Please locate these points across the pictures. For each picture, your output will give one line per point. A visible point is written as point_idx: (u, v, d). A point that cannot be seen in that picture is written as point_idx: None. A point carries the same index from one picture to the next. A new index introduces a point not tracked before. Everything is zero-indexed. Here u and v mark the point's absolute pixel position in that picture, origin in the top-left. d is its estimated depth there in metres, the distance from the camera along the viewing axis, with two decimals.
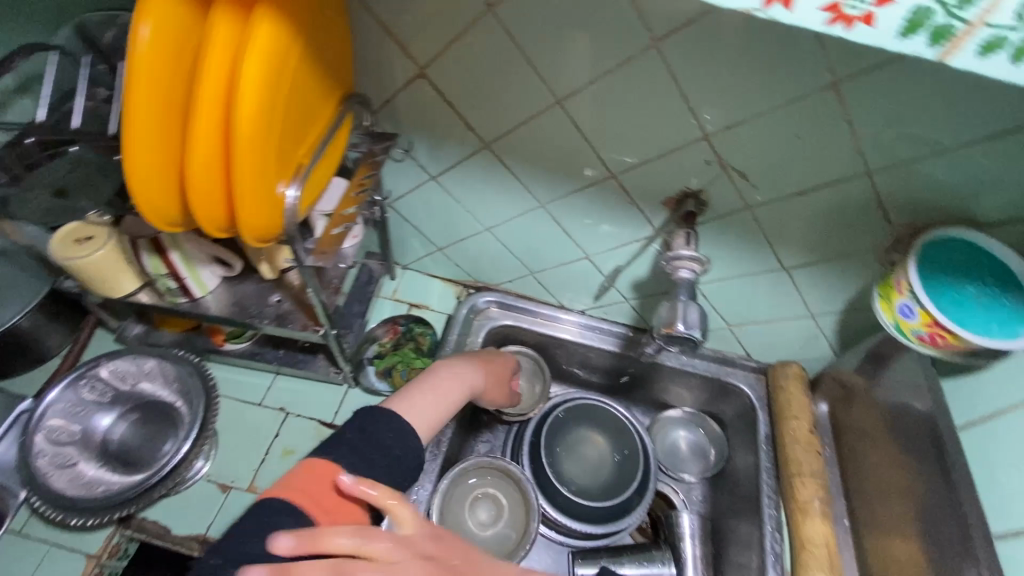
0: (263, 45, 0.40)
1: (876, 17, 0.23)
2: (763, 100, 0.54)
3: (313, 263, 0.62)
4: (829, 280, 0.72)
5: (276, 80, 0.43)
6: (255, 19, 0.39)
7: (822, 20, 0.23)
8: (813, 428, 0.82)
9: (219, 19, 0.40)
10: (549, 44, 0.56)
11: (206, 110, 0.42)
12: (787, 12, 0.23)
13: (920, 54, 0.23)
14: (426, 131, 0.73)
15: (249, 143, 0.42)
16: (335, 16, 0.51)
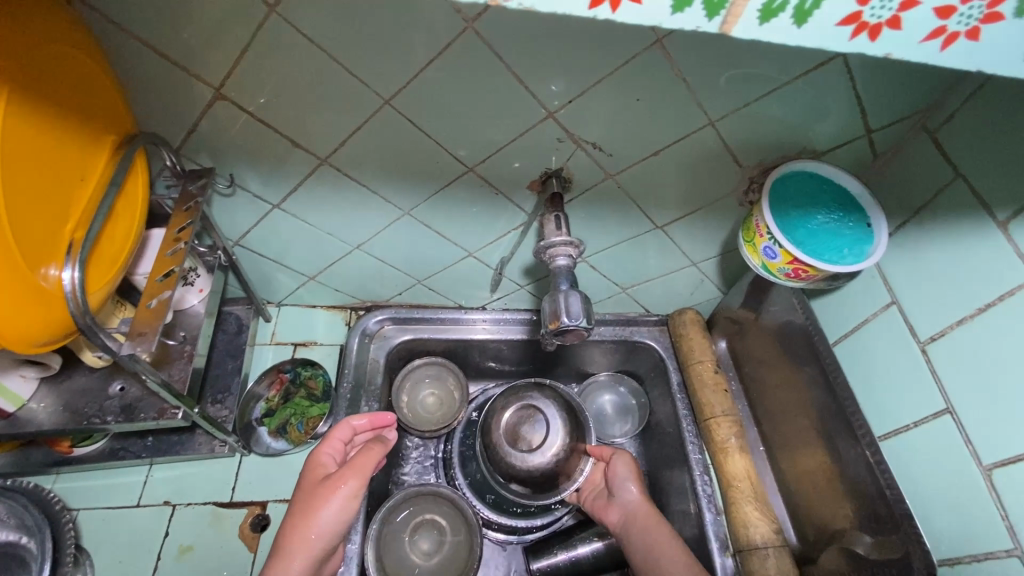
0: None
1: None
2: (596, 71, 0.52)
3: (136, 354, 0.53)
4: (698, 229, 0.73)
5: None
6: None
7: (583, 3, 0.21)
8: (716, 365, 0.85)
9: None
10: (352, 42, 0.49)
11: None
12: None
13: (701, 28, 0.22)
14: (249, 157, 0.63)
15: None
16: (59, 43, 0.40)
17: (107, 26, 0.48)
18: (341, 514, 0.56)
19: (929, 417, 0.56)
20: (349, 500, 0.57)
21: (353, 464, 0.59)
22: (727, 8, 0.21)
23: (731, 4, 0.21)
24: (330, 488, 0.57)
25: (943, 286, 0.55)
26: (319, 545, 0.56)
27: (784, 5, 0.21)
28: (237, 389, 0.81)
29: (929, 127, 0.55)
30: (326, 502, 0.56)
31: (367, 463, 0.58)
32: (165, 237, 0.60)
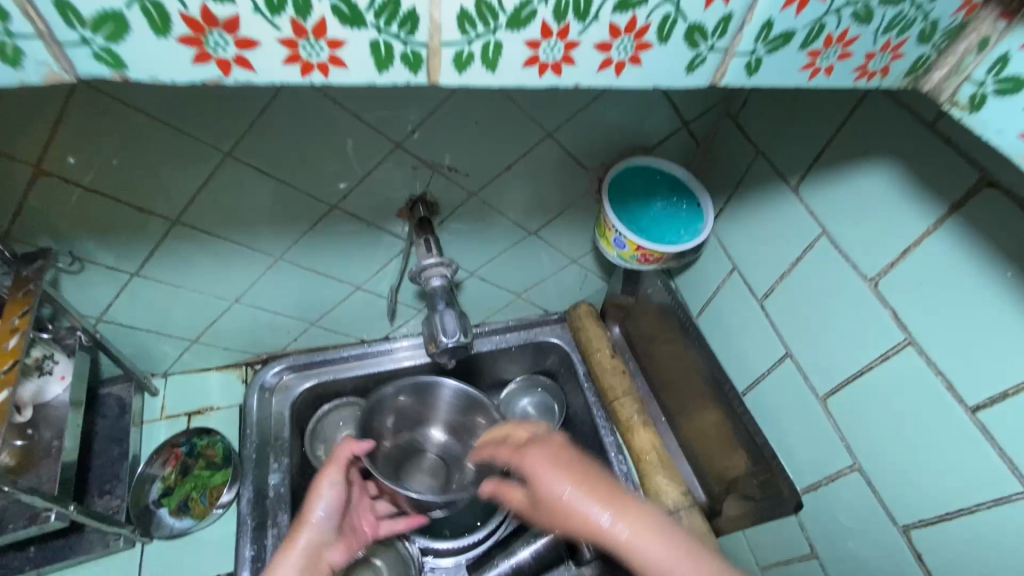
0: None
1: (343, 59, 0.25)
2: (427, 101, 0.54)
3: None
4: (569, 229, 0.78)
5: None
6: None
7: (293, 71, 0.25)
8: (614, 352, 0.90)
9: None
10: (171, 102, 0.49)
11: None
12: (251, 71, 0.25)
13: (411, 79, 0.27)
14: (89, 230, 0.60)
15: None
16: None
17: None
18: (334, 490, 0.72)
19: (776, 363, 0.63)
20: (335, 485, 0.72)
21: (336, 458, 0.74)
22: (424, 62, 0.26)
23: (425, 60, 0.26)
24: (317, 483, 0.72)
25: (765, 247, 0.62)
26: (319, 527, 0.68)
27: (469, 58, 0.26)
28: (126, 475, 0.76)
29: (733, 113, 0.63)
30: (319, 495, 0.71)
31: (346, 451, 0.74)
32: (1, 329, 0.56)
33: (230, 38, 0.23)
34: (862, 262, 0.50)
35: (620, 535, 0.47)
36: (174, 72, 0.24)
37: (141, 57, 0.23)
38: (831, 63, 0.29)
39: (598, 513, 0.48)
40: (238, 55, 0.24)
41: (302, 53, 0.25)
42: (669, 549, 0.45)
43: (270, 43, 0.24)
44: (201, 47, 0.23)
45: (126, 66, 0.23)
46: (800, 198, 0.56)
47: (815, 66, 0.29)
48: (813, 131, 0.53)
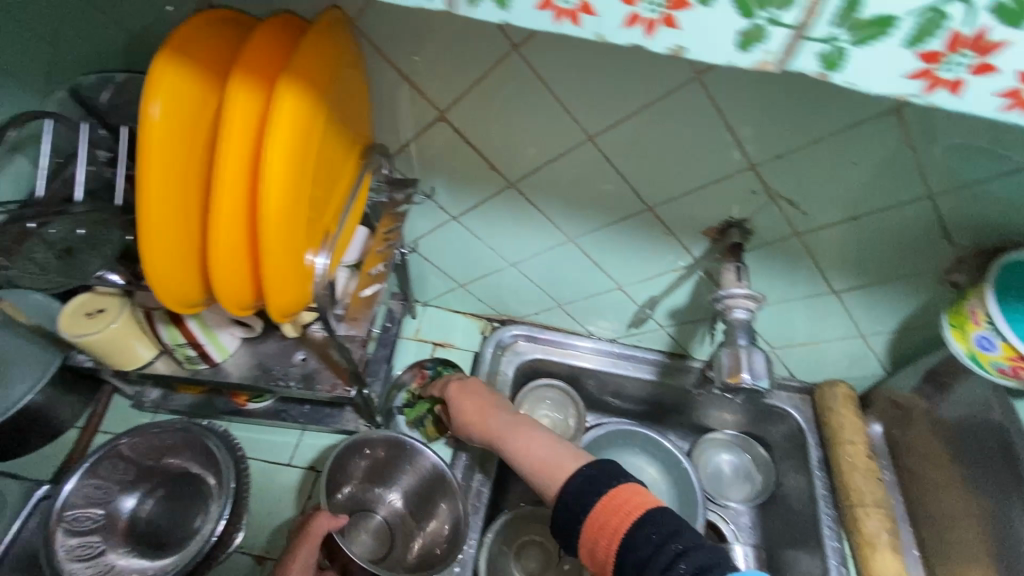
0: (290, 113, 0.37)
1: None
2: (814, 129, 0.51)
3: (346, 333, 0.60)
4: (877, 302, 0.68)
5: (308, 150, 0.40)
6: (280, 89, 0.37)
7: (998, 105, 0.23)
8: (868, 451, 0.79)
9: (242, 90, 0.37)
10: (575, 81, 0.53)
11: (231, 184, 0.38)
12: (953, 96, 0.23)
13: None
14: (445, 172, 0.69)
15: (279, 227, 0.39)
16: (352, 59, 0.49)
17: (376, 57, 0.57)
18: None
19: None
20: (306, 565, 0.64)
21: (305, 531, 0.66)
22: None
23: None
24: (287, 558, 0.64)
25: None
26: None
27: None
28: (383, 375, 0.86)
29: None
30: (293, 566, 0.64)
31: (319, 531, 0.65)
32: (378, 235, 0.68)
33: (975, 61, 0.22)
34: None
35: (510, 438, 0.66)
36: (868, 80, 0.24)
37: (865, 64, 0.23)
38: None
39: (513, 434, 0.67)
40: (961, 79, 0.22)
41: None
42: (559, 453, 0.63)
43: (1007, 73, 0.22)
44: (937, 64, 0.22)
45: (837, 69, 0.24)
46: None
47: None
48: None
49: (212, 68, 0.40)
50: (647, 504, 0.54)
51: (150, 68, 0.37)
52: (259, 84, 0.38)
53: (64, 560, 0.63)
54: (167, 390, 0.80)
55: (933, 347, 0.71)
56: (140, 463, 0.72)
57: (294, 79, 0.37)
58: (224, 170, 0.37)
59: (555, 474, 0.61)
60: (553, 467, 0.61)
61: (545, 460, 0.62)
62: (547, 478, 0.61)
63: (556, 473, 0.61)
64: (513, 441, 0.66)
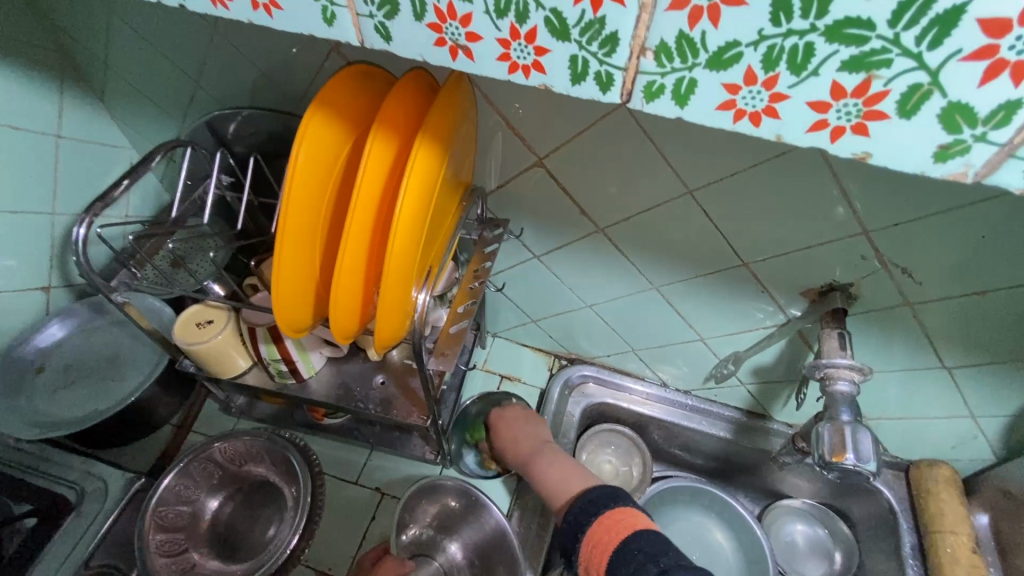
0: (422, 166, 0.40)
1: None
2: (939, 202, 0.48)
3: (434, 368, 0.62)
4: (993, 383, 0.63)
5: (432, 198, 0.43)
6: (417, 144, 0.39)
7: None
8: (973, 544, 0.71)
9: (381, 143, 0.40)
10: (680, 139, 0.53)
11: (361, 226, 0.41)
12: None
13: None
14: (534, 214, 0.71)
15: (399, 268, 0.41)
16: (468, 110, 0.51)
17: (486, 107, 0.60)
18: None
19: None
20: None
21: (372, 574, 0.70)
22: None
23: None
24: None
25: None
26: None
27: None
28: (452, 402, 0.86)
29: None
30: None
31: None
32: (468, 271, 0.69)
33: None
34: None
35: (538, 457, 0.73)
36: None
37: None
38: None
39: (541, 454, 0.73)
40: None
41: None
42: (575, 473, 0.68)
43: None
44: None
45: None
46: None
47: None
48: None
49: (352, 118, 0.43)
50: (637, 524, 0.53)
51: (304, 117, 0.41)
52: (396, 136, 0.41)
53: (153, 554, 0.66)
54: (254, 398, 0.86)
55: None
56: (226, 468, 0.77)
57: (428, 134, 0.40)
58: (359, 213, 0.40)
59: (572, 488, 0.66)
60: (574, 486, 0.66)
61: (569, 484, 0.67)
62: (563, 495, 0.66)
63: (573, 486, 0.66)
64: (542, 462, 0.73)
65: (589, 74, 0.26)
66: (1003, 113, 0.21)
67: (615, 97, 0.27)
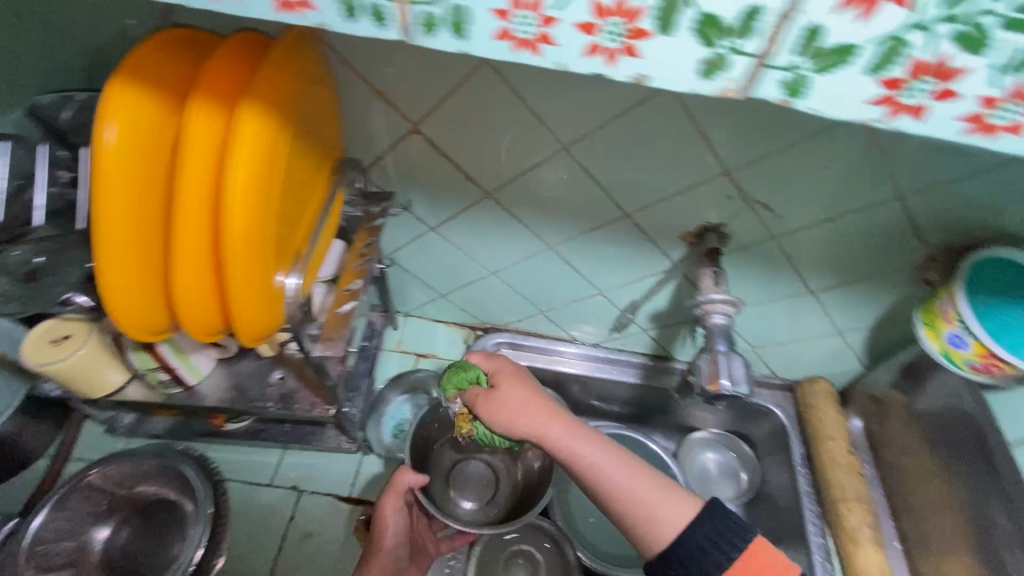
0: (252, 134, 0.36)
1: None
2: (786, 135, 0.51)
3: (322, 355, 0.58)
4: (852, 301, 0.70)
5: (273, 169, 0.40)
6: (241, 110, 0.36)
7: (961, 128, 0.24)
8: (850, 446, 0.80)
9: (202, 112, 0.36)
10: (549, 92, 0.53)
11: (194, 207, 0.37)
12: (918, 120, 0.24)
13: None
14: (422, 184, 0.68)
15: (243, 249, 0.38)
16: (320, 77, 0.48)
17: (343, 71, 0.56)
18: (396, 525, 0.69)
19: None
20: (395, 514, 0.69)
21: (391, 485, 0.70)
22: None
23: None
24: (379, 507, 0.69)
25: None
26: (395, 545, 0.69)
27: None
28: (365, 389, 0.85)
29: None
30: (385, 514, 0.69)
31: (404, 483, 0.70)
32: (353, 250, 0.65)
33: (937, 87, 0.23)
34: None
35: (574, 448, 0.51)
36: (832, 104, 0.24)
37: (826, 88, 0.24)
38: None
39: (587, 445, 0.51)
40: (921, 104, 0.23)
41: (990, 118, 0.23)
42: (635, 475, 0.50)
43: (970, 97, 0.23)
44: (898, 90, 0.23)
45: (801, 94, 0.24)
46: None
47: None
48: None
49: (169, 89, 0.39)
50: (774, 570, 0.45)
51: (105, 92, 0.36)
52: (221, 105, 0.37)
53: None
54: (143, 413, 0.78)
55: (908, 342, 0.72)
56: (113, 492, 0.70)
57: (256, 99, 0.36)
58: (186, 192, 0.36)
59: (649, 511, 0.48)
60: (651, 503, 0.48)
61: (641, 492, 0.49)
62: (613, 492, 0.49)
63: (653, 510, 0.48)
64: (603, 460, 0.50)
65: (356, 7, 0.25)
66: (746, 22, 0.22)
67: (392, 33, 0.26)
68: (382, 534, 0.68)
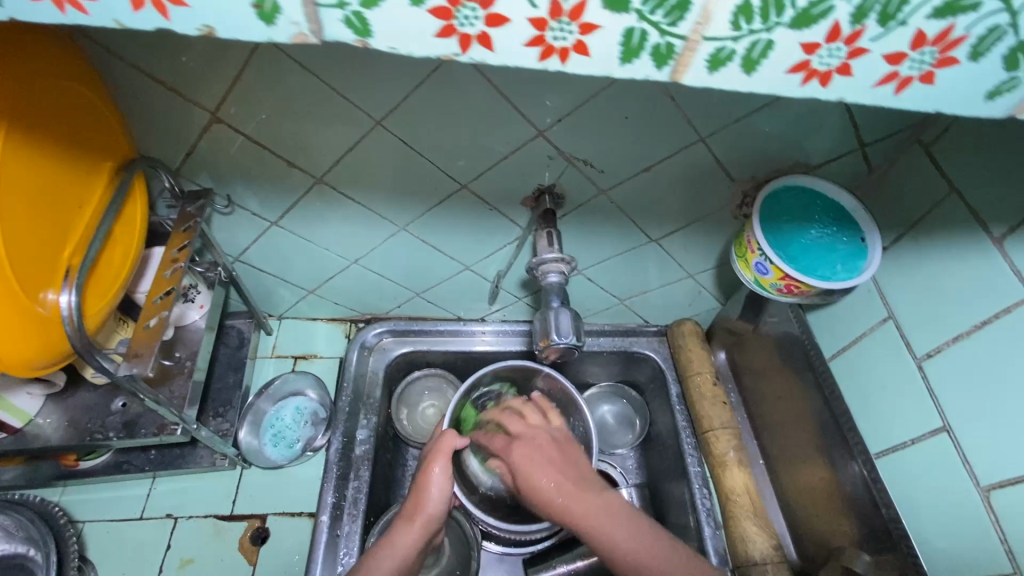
0: None
1: (587, 45, 0.23)
2: (583, 90, 0.52)
3: (131, 375, 0.54)
4: (691, 242, 0.74)
5: None
6: None
7: (534, 55, 0.24)
8: (716, 377, 0.83)
9: None
10: (341, 68, 0.50)
11: None
12: (490, 51, 0.23)
13: (654, 76, 0.24)
14: (246, 178, 0.64)
15: None
16: (75, 81, 0.45)
17: (105, 55, 0.49)
18: (444, 489, 0.68)
19: (926, 434, 0.54)
20: (444, 477, 0.68)
21: (437, 450, 0.70)
22: (676, 59, 0.23)
23: (678, 55, 0.23)
24: (426, 472, 0.68)
25: (937, 301, 0.53)
26: (428, 522, 0.66)
27: (731, 55, 0.23)
28: (238, 402, 0.81)
29: (924, 140, 0.55)
30: (431, 480, 0.68)
31: (450, 445, 0.71)
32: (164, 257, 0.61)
33: (482, 12, 0.22)
34: None
35: (600, 526, 0.60)
36: (407, 41, 0.23)
37: (383, 23, 0.22)
38: None
39: (603, 514, 0.61)
40: (483, 32, 0.23)
41: (549, 39, 0.23)
42: (663, 552, 0.58)
43: (518, 19, 0.22)
44: (450, 18, 0.22)
45: (365, 33, 0.23)
46: (1003, 251, 0.48)
47: (900, 77, 0.24)
48: None
49: None
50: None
51: None
52: None
53: None
54: None
55: None
56: None
57: None
58: None
59: (641, 556, 0.58)
60: (638, 552, 0.58)
61: (619, 543, 0.59)
62: (617, 554, 0.58)
63: (642, 560, 0.58)
64: (610, 521, 0.60)
65: None
66: None
67: None
68: (425, 503, 0.66)
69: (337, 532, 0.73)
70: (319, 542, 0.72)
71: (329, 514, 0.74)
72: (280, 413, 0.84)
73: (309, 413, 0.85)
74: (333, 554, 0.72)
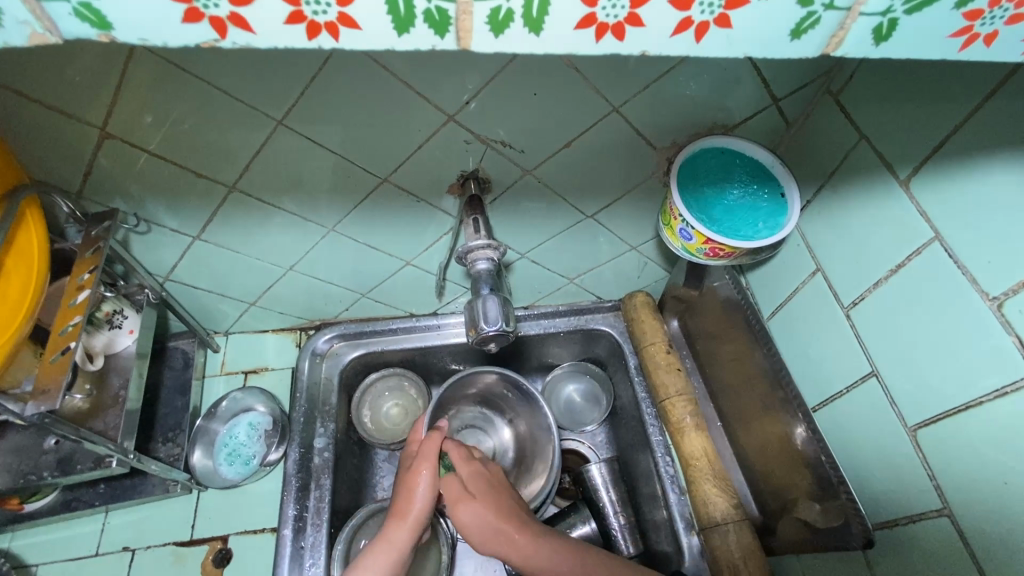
0: None
1: (356, 19, 0.22)
2: (484, 69, 0.50)
3: (41, 413, 0.53)
4: (626, 213, 0.73)
5: None
6: None
7: (303, 35, 0.22)
8: (669, 345, 0.82)
9: None
10: (225, 68, 0.48)
11: None
12: (253, 35, 0.22)
13: (439, 46, 0.23)
14: (154, 193, 0.61)
15: None
16: None
17: None
18: (430, 489, 0.66)
19: (860, 380, 0.55)
20: (432, 478, 0.66)
21: (422, 453, 0.69)
22: (454, 25, 0.22)
23: (454, 21, 0.22)
24: (414, 475, 0.67)
25: (858, 248, 0.54)
26: (418, 521, 0.65)
27: (509, 16, 0.22)
28: (188, 426, 0.80)
29: (834, 91, 0.55)
30: (419, 480, 0.66)
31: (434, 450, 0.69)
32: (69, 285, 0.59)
33: None
34: (983, 277, 0.43)
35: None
36: (166, 34, 0.22)
37: (125, 10, 0.21)
38: (995, 27, 0.23)
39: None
40: (232, 13, 0.21)
41: (307, 12, 0.21)
42: None
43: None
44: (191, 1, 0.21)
45: (112, 27, 0.21)
46: (910, 195, 0.48)
47: (695, 23, 0.23)
48: (941, 115, 0.45)
49: None
50: None
51: None
52: None
53: None
54: None
55: None
56: None
57: None
58: None
59: None
60: None
61: None
62: None
63: None
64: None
65: None
66: None
67: None
68: (413, 501, 0.65)
69: (301, 544, 0.72)
70: (283, 555, 0.71)
71: (290, 528, 0.72)
72: (233, 432, 0.83)
73: (262, 428, 0.83)
74: (297, 566, 0.70)
